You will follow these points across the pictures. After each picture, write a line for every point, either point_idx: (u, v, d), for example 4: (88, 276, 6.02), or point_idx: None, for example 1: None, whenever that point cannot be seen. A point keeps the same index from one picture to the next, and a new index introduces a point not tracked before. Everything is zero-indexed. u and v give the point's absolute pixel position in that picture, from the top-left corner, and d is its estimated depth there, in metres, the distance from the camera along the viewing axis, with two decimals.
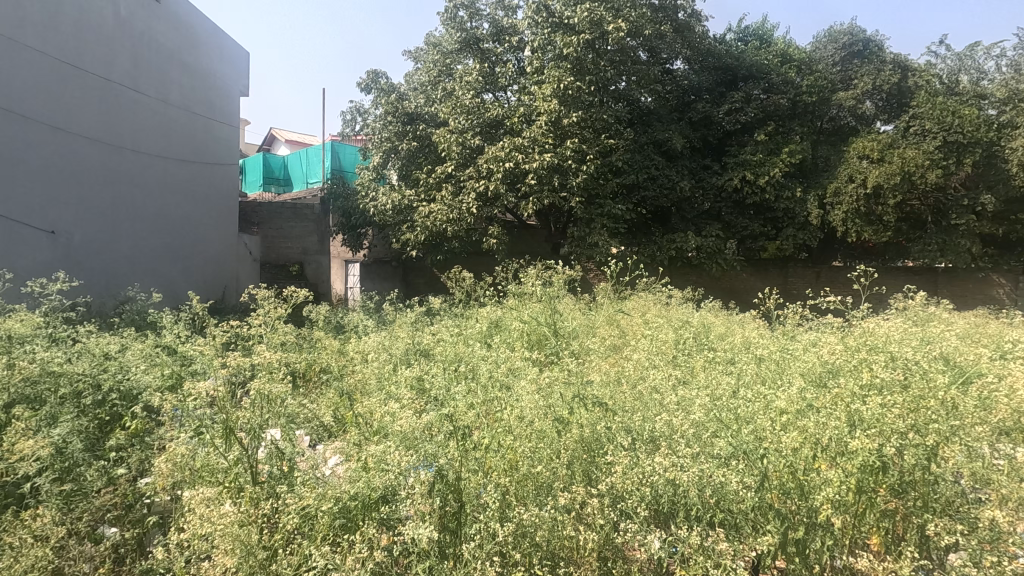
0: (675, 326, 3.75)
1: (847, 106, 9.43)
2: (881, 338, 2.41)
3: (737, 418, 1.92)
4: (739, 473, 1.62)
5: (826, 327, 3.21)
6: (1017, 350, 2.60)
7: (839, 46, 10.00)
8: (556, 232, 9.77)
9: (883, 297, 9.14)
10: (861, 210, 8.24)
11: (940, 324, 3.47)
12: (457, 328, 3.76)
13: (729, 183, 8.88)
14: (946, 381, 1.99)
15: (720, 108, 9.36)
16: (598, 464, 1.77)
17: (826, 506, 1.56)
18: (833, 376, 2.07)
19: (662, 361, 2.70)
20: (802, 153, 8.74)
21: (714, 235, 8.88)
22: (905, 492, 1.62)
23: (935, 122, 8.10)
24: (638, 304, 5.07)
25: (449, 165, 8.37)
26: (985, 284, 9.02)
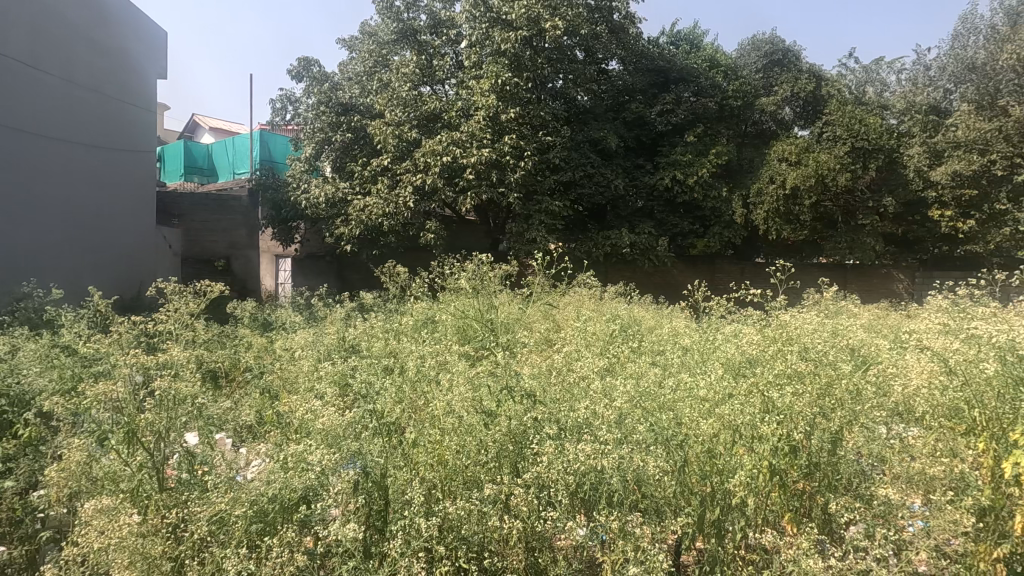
0: (607, 319, 3.83)
1: (769, 111, 9.99)
2: (791, 328, 2.57)
3: (660, 407, 1.96)
4: (655, 458, 1.67)
5: (745, 317, 3.37)
6: (908, 337, 2.83)
7: (761, 54, 10.54)
8: (495, 228, 9.81)
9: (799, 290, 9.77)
10: (780, 210, 8.77)
11: (848, 316, 3.73)
12: (391, 323, 3.69)
13: (661, 181, 9.22)
14: (849, 369, 2.13)
15: (652, 109, 9.70)
16: (525, 454, 1.79)
17: (740, 489, 1.65)
18: (752, 366, 2.14)
19: (594, 352, 2.77)
20: (727, 154, 9.20)
21: (646, 232, 9.18)
22: (811, 472, 1.74)
23: (845, 128, 8.70)
24: (573, 299, 5.16)
25: (385, 158, 8.19)
26: (887, 278, 9.79)
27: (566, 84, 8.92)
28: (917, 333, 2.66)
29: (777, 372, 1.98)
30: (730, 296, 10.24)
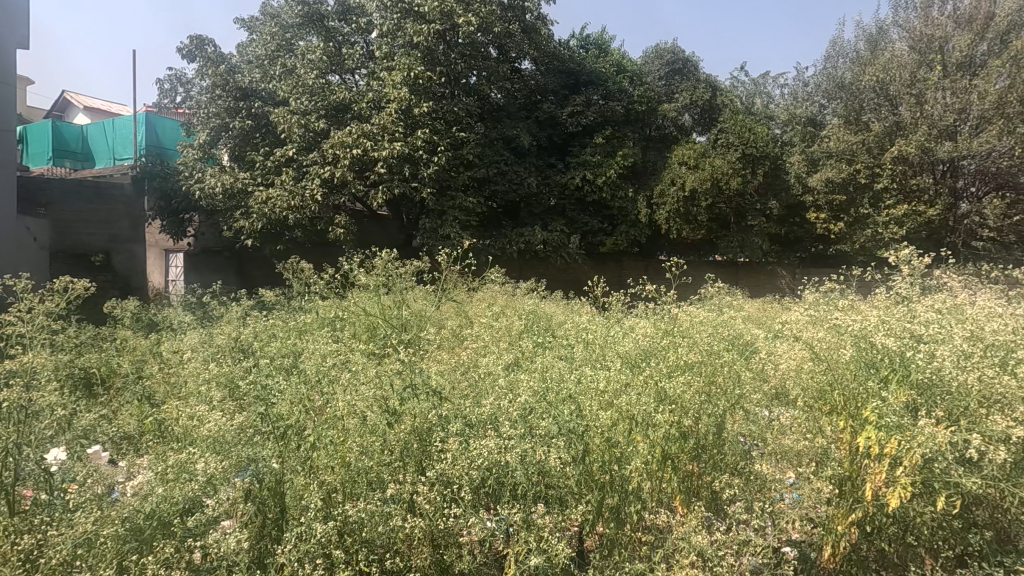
0: (517, 316, 3.88)
1: (670, 116, 10.58)
2: (681, 321, 2.73)
3: (563, 398, 2.00)
4: (556, 449, 1.71)
5: (642, 311, 3.52)
6: (781, 326, 3.12)
7: (663, 62, 11.15)
8: (408, 223, 9.68)
9: (689, 286, 10.46)
10: (681, 211, 9.35)
11: (734, 310, 4.05)
12: (294, 323, 3.51)
13: (571, 181, 9.52)
14: (732, 357, 2.30)
15: (564, 110, 9.98)
16: (430, 452, 1.76)
17: (635, 475, 1.73)
18: (647, 358, 2.21)
19: (500, 347, 2.79)
20: (633, 156, 9.65)
21: (558, 229, 9.44)
22: (700, 455, 1.85)
23: (737, 136, 9.44)
24: (485, 295, 5.19)
25: (289, 149, 7.75)
26: (772, 275, 10.65)
27: (479, 81, 8.93)
28: (790, 321, 2.94)
29: (670, 363, 2.08)
30: (628, 291, 10.77)
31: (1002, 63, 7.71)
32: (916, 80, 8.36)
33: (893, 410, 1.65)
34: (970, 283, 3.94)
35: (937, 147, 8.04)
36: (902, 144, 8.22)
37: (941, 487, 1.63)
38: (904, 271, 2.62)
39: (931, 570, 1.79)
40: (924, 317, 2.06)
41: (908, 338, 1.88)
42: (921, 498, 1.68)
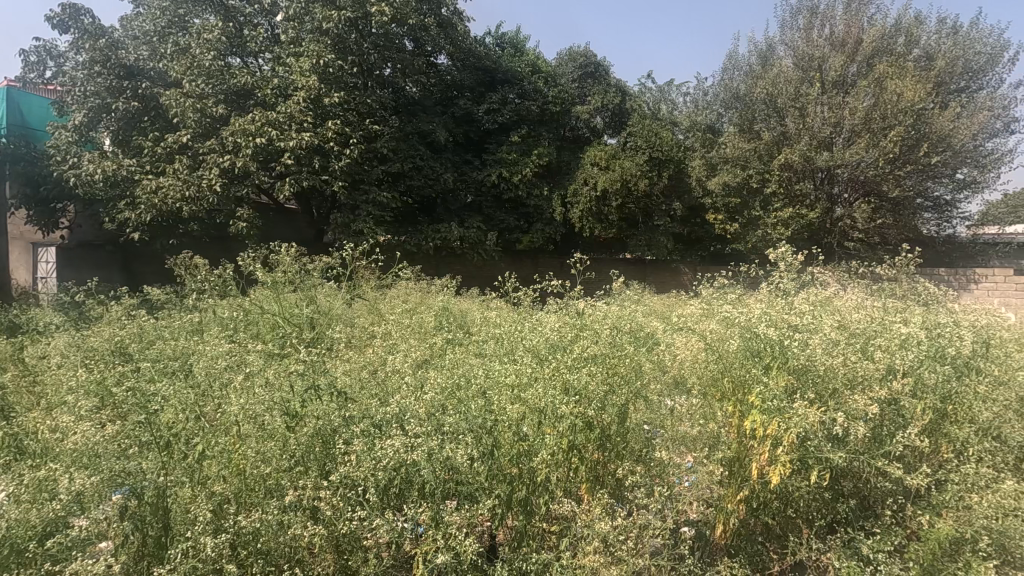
0: (431, 313, 3.84)
1: (583, 118, 10.91)
2: (584, 313, 2.78)
3: (472, 394, 1.98)
4: (464, 445, 1.69)
5: (548, 306, 3.52)
6: (678, 317, 3.33)
7: (576, 65, 11.48)
8: (318, 218, 9.22)
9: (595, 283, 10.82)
10: (593, 210, 9.68)
11: (638, 304, 4.26)
12: (187, 323, 3.25)
13: (488, 178, 9.57)
14: (635, 348, 2.38)
15: (480, 107, 9.99)
16: (333, 455, 1.69)
17: (542, 467, 1.75)
18: (554, 351, 2.22)
19: (412, 344, 2.74)
20: (548, 156, 9.87)
21: (475, 226, 9.45)
22: (604, 444, 1.91)
23: (644, 140, 9.93)
24: (399, 291, 5.09)
25: (183, 135, 7.15)
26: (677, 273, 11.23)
27: (394, 73, 8.72)
28: (686, 311, 3.15)
29: (576, 355, 2.12)
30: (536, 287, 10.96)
31: (869, 84, 8.65)
32: (799, 94, 9.21)
33: (775, 395, 1.80)
34: (840, 279, 4.40)
35: (817, 156, 8.89)
36: (788, 153, 9.01)
37: (815, 462, 1.81)
38: (781, 265, 2.88)
39: (807, 538, 1.98)
40: (800, 308, 2.28)
41: (786, 328, 2.05)
42: (799, 473, 1.85)
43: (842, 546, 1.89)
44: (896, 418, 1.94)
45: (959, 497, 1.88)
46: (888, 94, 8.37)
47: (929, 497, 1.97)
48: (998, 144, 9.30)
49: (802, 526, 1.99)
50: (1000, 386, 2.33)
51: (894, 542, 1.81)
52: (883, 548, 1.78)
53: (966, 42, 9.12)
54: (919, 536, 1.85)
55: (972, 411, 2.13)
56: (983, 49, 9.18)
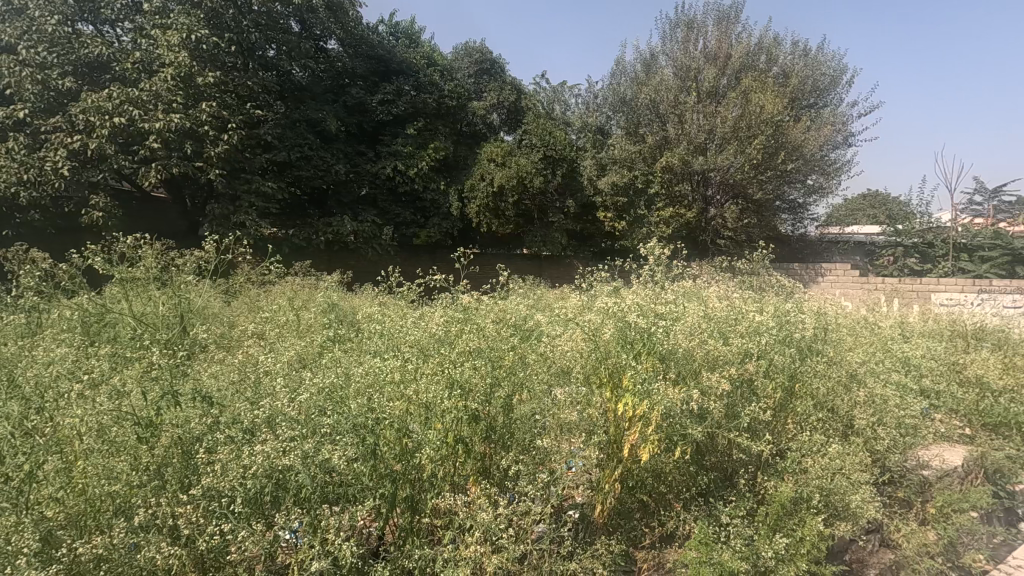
0: (315, 310, 3.66)
1: (479, 114, 11.00)
2: (469, 304, 2.77)
3: (350, 390, 1.90)
4: (343, 446, 1.60)
5: (435, 299, 3.47)
6: (563, 306, 3.51)
7: (472, 61, 11.70)
8: (193, 208, 8.48)
9: (476, 276, 11.06)
10: (490, 206, 9.80)
11: (530, 298, 4.40)
12: (25, 326, 2.85)
13: (382, 171, 9.33)
14: (519, 339, 2.41)
15: (373, 97, 9.69)
16: (196, 465, 1.56)
17: (427, 463, 1.72)
18: (439, 345, 2.18)
19: (289, 343, 2.58)
20: (444, 150, 9.82)
21: (369, 221, 9.21)
22: (489, 435, 1.92)
23: (538, 139, 10.23)
24: (286, 288, 4.83)
25: (20, 109, 6.20)
26: (568, 267, 11.40)
27: (278, 55, 8.17)
28: (568, 300, 3.27)
29: (458, 346, 2.10)
30: (416, 282, 10.69)
31: (737, 95, 9.52)
32: (678, 102, 9.94)
33: (646, 379, 1.94)
34: (709, 272, 4.84)
35: (693, 160, 9.66)
36: (669, 156, 9.68)
37: (676, 439, 1.99)
38: (651, 259, 3.08)
39: (677, 511, 2.15)
40: (666, 299, 2.45)
41: (654, 316, 2.19)
42: (667, 452, 2.00)
43: (704, 515, 2.08)
44: (746, 396, 2.17)
45: (797, 461, 2.16)
46: (752, 105, 9.27)
47: (776, 464, 2.22)
48: (839, 155, 10.66)
49: (671, 500, 2.17)
50: (831, 364, 2.67)
51: (746, 507, 2.05)
52: (737, 513, 2.00)
53: (815, 63, 10.35)
54: (766, 500, 2.09)
55: (810, 386, 2.44)
56: (827, 70, 10.46)
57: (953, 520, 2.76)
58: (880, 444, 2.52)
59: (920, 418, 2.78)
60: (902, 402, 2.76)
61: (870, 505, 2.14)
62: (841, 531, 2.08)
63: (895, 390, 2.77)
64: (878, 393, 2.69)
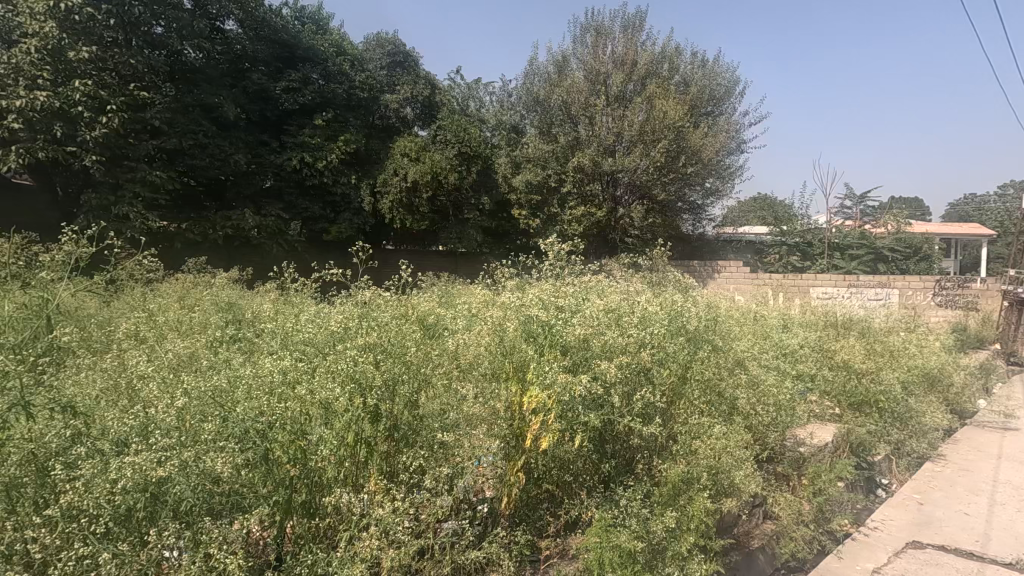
0: (207, 309, 3.40)
1: (392, 107, 10.83)
2: (366, 301, 2.68)
3: (236, 391, 1.76)
4: (229, 452, 1.49)
5: (339, 294, 3.36)
6: (470, 298, 3.55)
7: (384, 52, 11.54)
8: (65, 198, 7.59)
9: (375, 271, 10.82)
10: (404, 201, 9.63)
11: (440, 294, 4.39)
12: None
13: (288, 162, 8.84)
14: (422, 335, 2.38)
15: (276, 84, 9.14)
16: (52, 483, 1.39)
17: (323, 465, 1.64)
18: (336, 341, 2.09)
19: (170, 345, 2.36)
20: (355, 143, 9.50)
21: (274, 215, 8.75)
22: (391, 433, 1.87)
23: (453, 135, 10.19)
24: (175, 286, 4.47)
25: None
26: (473, 260, 11.50)
27: (167, 33, 7.50)
28: (474, 295, 3.28)
29: (355, 342, 2.02)
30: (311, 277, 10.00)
31: (643, 100, 9.99)
32: (589, 104, 10.25)
33: (547, 372, 1.99)
34: (613, 268, 5.07)
35: (603, 161, 10.02)
36: (581, 156, 9.97)
37: (577, 428, 2.06)
38: (551, 256, 3.18)
39: (580, 498, 2.21)
40: (567, 293, 2.53)
41: (556, 309, 2.25)
42: (567, 441, 2.06)
43: (605, 500, 2.17)
44: (642, 384, 2.29)
45: (688, 444, 2.31)
46: (657, 110, 9.76)
47: (669, 448, 2.36)
48: (733, 160, 11.53)
49: (575, 489, 2.24)
50: (719, 352, 2.88)
51: (643, 490, 2.16)
52: (635, 496, 2.10)
53: (711, 74, 11.11)
54: (661, 481, 2.22)
55: (698, 373, 2.62)
56: (722, 81, 11.28)
57: (824, 491, 3.06)
58: (759, 422, 2.77)
59: (794, 400, 3.07)
60: (779, 385, 3.03)
61: (749, 481, 2.35)
62: (727, 505, 2.26)
63: (774, 376, 3.04)
64: (757, 377, 2.95)
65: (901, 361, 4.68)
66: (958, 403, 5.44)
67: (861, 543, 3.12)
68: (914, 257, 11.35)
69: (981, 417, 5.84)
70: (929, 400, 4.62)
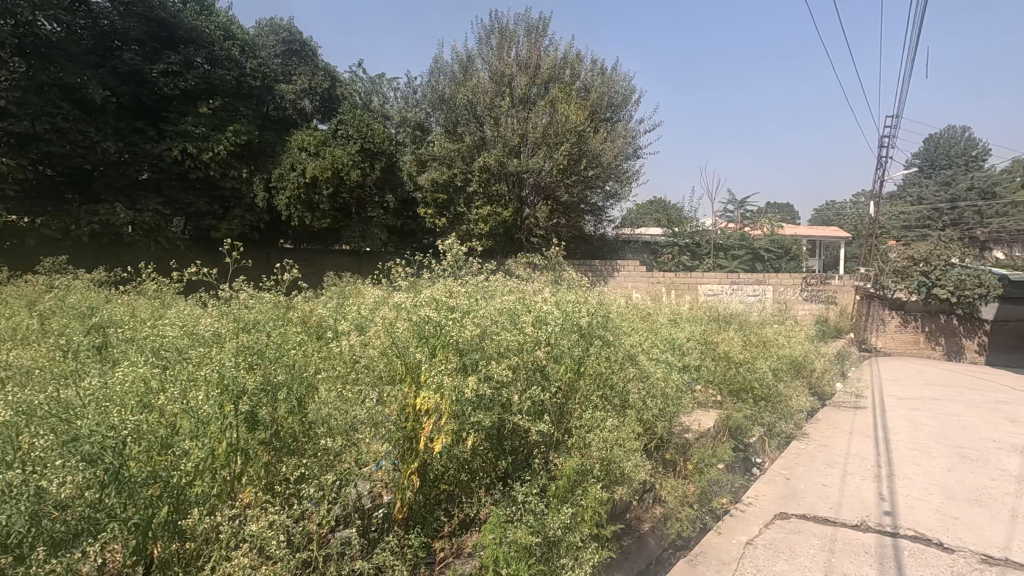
0: (59, 316, 3.01)
1: (289, 98, 10.45)
2: (245, 304, 2.51)
3: (85, 403, 1.57)
4: (73, 472, 1.33)
5: (221, 293, 3.14)
6: (367, 295, 3.47)
7: (278, 40, 10.97)
8: None
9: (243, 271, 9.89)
10: (302, 198, 9.17)
11: (336, 295, 4.24)
12: None
13: (167, 153, 8.07)
14: (309, 340, 2.27)
15: (153, 66, 8.20)
16: None
17: (191, 480, 1.51)
18: (208, 346, 1.95)
19: (4, 357, 2.07)
20: (247, 134, 8.86)
21: (151, 210, 7.97)
22: (272, 443, 1.76)
23: (355, 130, 9.91)
24: (21, 289, 3.92)
25: None
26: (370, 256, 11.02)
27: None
28: (368, 295, 3.18)
29: (230, 346, 1.88)
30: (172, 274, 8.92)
31: (546, 104, 10.25)
32: (494, 105, 10.31)
33: (438, 374, 1.98)
34: (515, 267, 5.16)
35: (508, 162, 10.12)
36: (487, 156, 10.01)
37: (470, 427, 2.05)
38: (450, 256, 3.16)
39: (477, 497, 2.22)
40: (462, 293, 2.53)
41: (449, 312, 2.24)
42: (461, 440, 2.06)
43: (501, 496, 2.20)
44: (537, 380, 2.34)
45: (581, 437, 2.40)
46: (559, 115, 10.04)
47: (565, 442, 2.43)
48: (630, 165, 12.14)
49: (472, 487, 2.25)
50: (612, 347, 3.00)
51: (539, 484, 2.20)
52: (530, 491, 2.14)
53: (610, 82, 11.64)
54: (556, 475, 2.28)
55: (591, 370, 2.73)
56: (620, 89, 11.87)
57: (705, 472, 3.30)
58: (648, 413, 2.95)
59: (679, 391, 3.29)
60: (667, 376, 3.22)
61: (639, 469, 2.48)
62: (619, 493, 2.37)
63: (662, 369, 3.22)
64: (648, 371, 3.09)
65: (773, 350, 5.17)
66: (819, 386, 6.12)
67: (737, 518, 3.41)
68: (785, 257, 12.77)
69: (838, 398, 6.62)
70: (795, 385, 5.16)
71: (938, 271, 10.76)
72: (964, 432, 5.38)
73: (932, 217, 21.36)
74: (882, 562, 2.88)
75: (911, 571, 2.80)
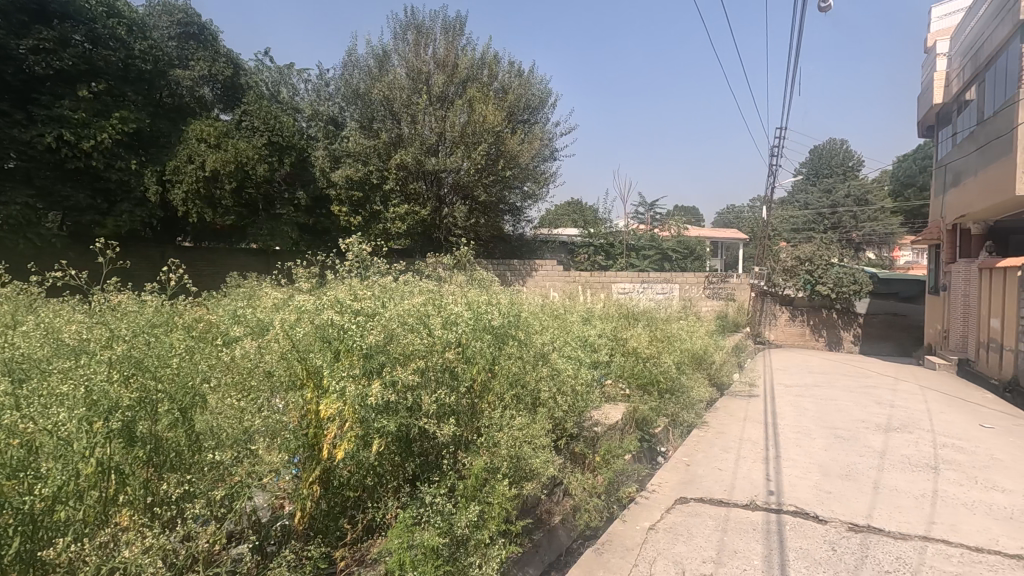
0: None
1: (186, 85, 9.86)
2: (123, 311, 2.30)
3: None
4: None
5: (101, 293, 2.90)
6: (269, 295, 3.30)
7: (173, 21, 10.35)
8: None
9: (127, 273, 8.97)
10: (201, 192, 8.55)
11: (236, 296, 4.00)
12: None
13: (38, 139, 7.23)
14: (199, 348, 2.12)
15: (20, 41, 7.31)
16: None
17: (51, 504, 1.37)
18: (78, 359, 1.78)
19: None
20: (135, 122, 8.10)
21: (20, 203, 7.15)
22: (154, 459, 1.63)
23: (262, 122, 9.47)
24: None
25: None
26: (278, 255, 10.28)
27: None
28: (268, 297, 3.02)
29: (103, 359, 1.73)
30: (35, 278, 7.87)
31: (463, 103, 10.21)
32: (410, 102, 10.13)
33: (340, 380, 1.92)
34: (430, 267, 5.11)
35: (425, 160, 10.02)
36: (404, 154, 9.85)
37: (375, 433, 2.00)
38: (356, 256, 3.09)
39: (384, 501, 2.17)
40: (368, 294, 2.47)
41: (352, 316, 2.18)
42: (364, 446, 2.00)
43: (409, 499, 2.17)
44: (447, 382, 2.33)
45: (490, 435, 2.42)
46: (476, 115, 10.04)
47: (475, 441, 2.44)
48: (547, 166, 12.37)
49: (380, 492, 2.20)
50: (523, 347, 3.04)
51: (448, 485, 2.20)
52: (438, 492, 2.12)
53: (527, 84, 11.79)
54: (465, 475, 2.29)
55: (501, 371, 2.76)
56: (536, 92, 12.04)
57: (612, 463, 3.44)
58: (558, 410, 3.01)
59: (588, 386, 3.39)
60: (577, 373, 3.30)
61: (548, 465, 2.53)
62: (527, 489, 2.41)
63: (572, 366, 3.29)
64: (559, 369, 3.15)
65: (676, 345, 5.47)
66: (718, 377, 6.56)
67: (641, 506, 3.59)
68: (689, 258, 13.60)
69: (735, 388, 7.14)
70: (695, 377, 5.51)
71: (820, 270, 12.18)
72: (839, 414, 5.99)
73: (817, 221, 23.59)
74: (767, 537, 3.15)
75: (792, 542, 3.08)
